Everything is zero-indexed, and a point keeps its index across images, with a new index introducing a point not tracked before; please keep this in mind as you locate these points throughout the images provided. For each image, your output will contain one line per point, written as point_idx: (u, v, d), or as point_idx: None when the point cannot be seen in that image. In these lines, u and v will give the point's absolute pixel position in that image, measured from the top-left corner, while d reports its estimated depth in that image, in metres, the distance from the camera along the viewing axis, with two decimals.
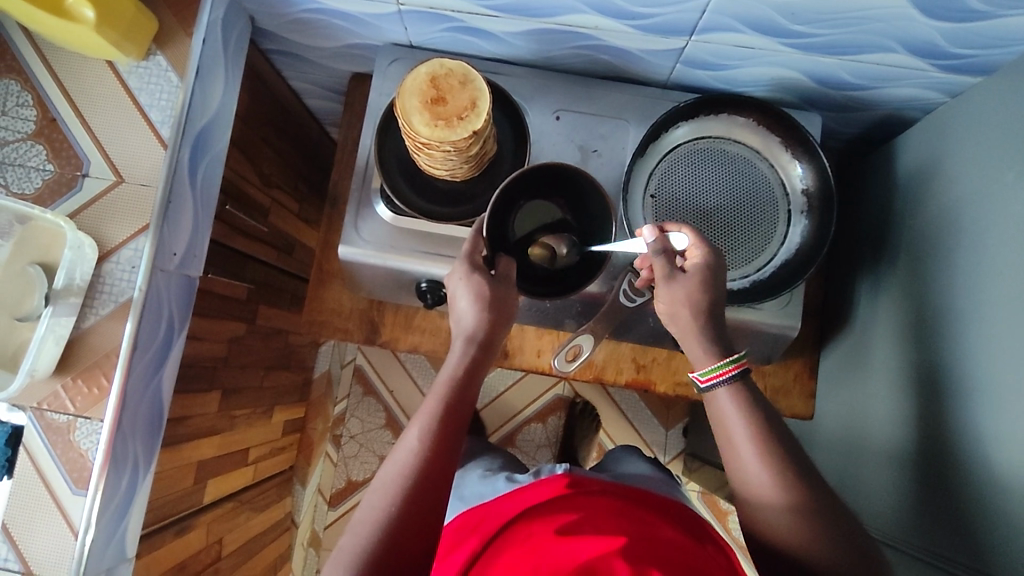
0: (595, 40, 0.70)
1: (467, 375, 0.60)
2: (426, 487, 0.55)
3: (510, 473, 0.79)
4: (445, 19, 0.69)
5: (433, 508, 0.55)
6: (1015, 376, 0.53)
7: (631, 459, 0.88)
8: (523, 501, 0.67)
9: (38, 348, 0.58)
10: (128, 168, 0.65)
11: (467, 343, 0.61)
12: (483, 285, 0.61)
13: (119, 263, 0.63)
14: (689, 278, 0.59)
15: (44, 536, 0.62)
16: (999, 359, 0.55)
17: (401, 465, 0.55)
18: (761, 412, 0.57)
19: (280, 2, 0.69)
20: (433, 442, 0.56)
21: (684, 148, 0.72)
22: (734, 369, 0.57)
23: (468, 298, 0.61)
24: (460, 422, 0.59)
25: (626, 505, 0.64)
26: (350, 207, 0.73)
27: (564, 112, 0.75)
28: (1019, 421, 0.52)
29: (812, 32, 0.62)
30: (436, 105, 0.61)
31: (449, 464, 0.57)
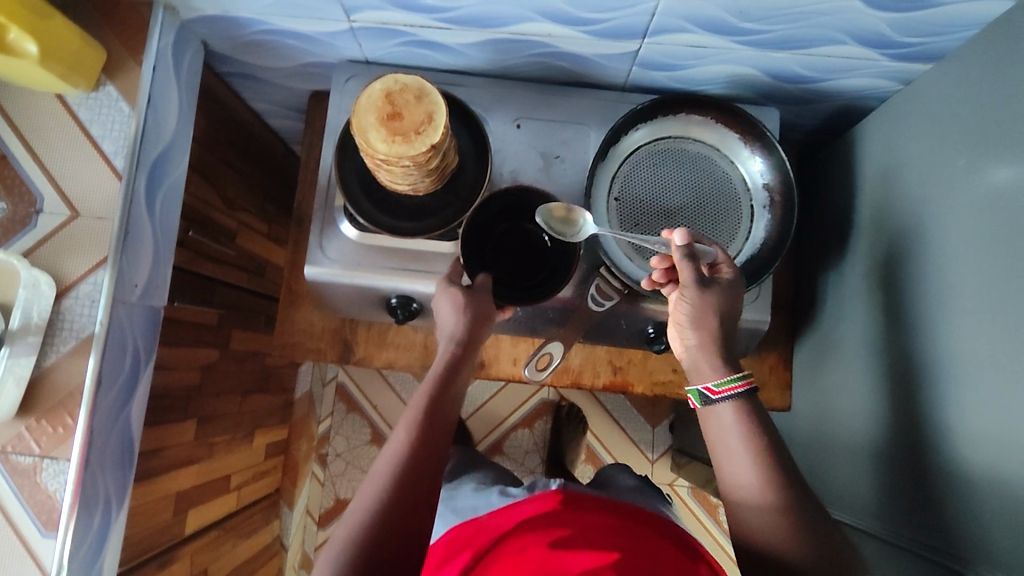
0: (549, 47, 0.70)
1: (450, 370, 0.61)
2: (412, 481, 0.55)
3: (502, 486, 0.79)
4: (398, 34, 0.69)
5: (425, 497, 0.55)
6: (975, 357, 0.54)
7: (621, 476, 0.90)
8: (515, 515, 0.68)
9: None
10: (83, 202, 0.64)
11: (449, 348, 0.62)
12: (458, 295, 0.64)
13: (78, 298, 0.62)
14: (719, 289, 0.60)
15: None
16: (960, 343, 0.55)
17: (387, 464, 0.55)
18: (743, 415, 0.56)
19: (231, 25, 0.69)
20: (419, 436, 0.57)
21: (644, 150, 0.72)
22: (744, 387, 0.57)
23: (447, 309, 0.64)
24: (446, 423, 0.59)
25: (615, 520, 0.64)
26: (314, 227, 0.72)
27: (524, 120, 0.75)
28: (980, 400, 0.53)
29: (761, 29, 0.62)
30: (392, 120, 0.61)
31: (436, 457, 0.57)
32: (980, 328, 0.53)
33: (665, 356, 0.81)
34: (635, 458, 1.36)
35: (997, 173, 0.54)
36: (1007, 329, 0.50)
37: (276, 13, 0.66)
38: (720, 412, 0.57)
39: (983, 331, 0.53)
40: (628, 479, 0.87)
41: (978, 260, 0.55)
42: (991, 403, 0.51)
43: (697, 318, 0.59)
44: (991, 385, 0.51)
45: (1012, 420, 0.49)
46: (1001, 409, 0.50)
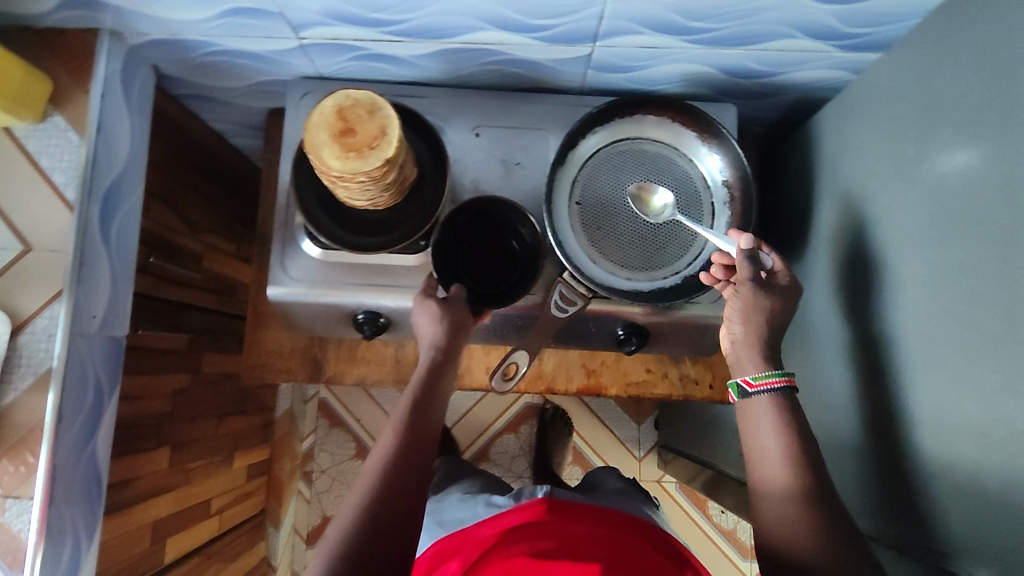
0: (502, 55, 0.70)
1: (429, 380, 0.65)
2: (394, 491, 0.58)
3: (489, 495, 0.77)
4: (350, 49, 0.69)
5: (410, 495, 0.59)
6: (930, 343, 0.54)
7: (606, 479, 0.90)
8: (500, 525, 0.68)
9: None
10: (34, 236, 0.62)
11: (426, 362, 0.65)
12: (436, 307, 0.65)
13: (34, 333, 0.61)
14: (774, 291, 0.62)
15: None
16: (916, 331, 0.56)
17: (371, 475, 0.59)
18: (780, 411, 0.59)
19: (180, 47, 0.68)
20: (402, 441, 0.61)
21: (603, 152, 0.72)
22: (783, 382, 0.60)
23: (426, 323, 0.66)
24: (426, 436, 0.63)
25: (596, 530, 0.65)
26: (275, 246, 0.71)
27: (483, 128, 0.74)
28: (938, 386, 0.53)
29: (711, 27, 0.63)
30: (345, 137, 0.61)
31: (420, 460, 0.61)
32: (934, 315, 0.54)
33: (637, 356, 0.81)
34: (621, 457, 1.36)
35: (943, 160, 0.54)
36: (960, 315, 0.51)
37: (224, 34, 0.65)
38: (755, 403, 0.60)
39: (936, 317, 0.53)
40: (615, 481, 0.87)
41: (929, 248, 0.55)
42: (949, 389, 0.52)
43: (751, 313, 0.62)
44: (949, 372, 0.52)
45: (970, 405, 0.49)
46: (959, 395, 0.50)
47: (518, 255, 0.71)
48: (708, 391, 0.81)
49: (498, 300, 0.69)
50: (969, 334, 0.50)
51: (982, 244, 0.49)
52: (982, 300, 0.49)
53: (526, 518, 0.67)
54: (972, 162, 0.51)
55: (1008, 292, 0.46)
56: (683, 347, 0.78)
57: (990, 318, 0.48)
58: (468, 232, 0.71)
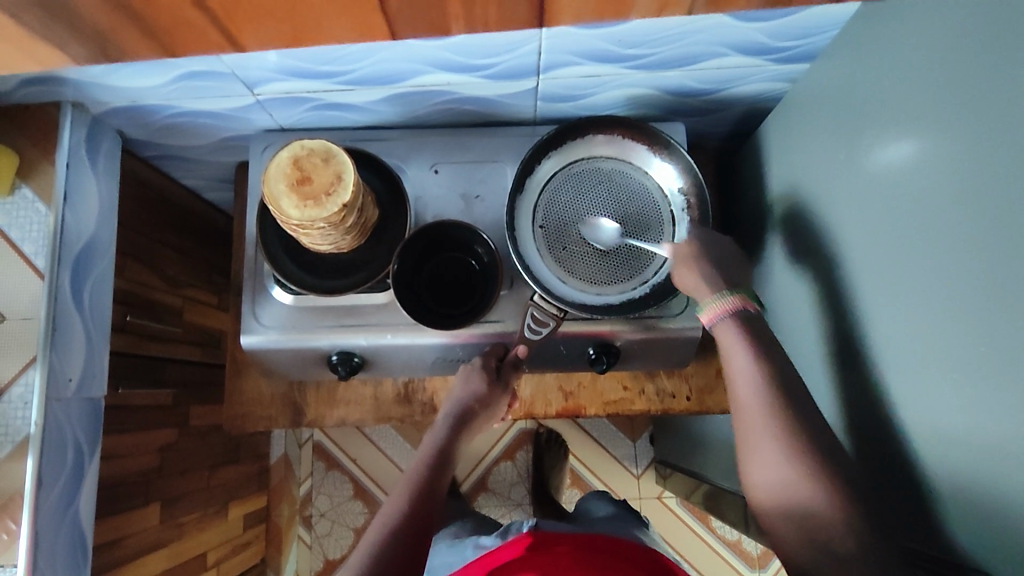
0: (453, 95, 0.72)
1: (453, 435, 0.70)
2: (412, 521, 0.61)
3: (477, 538, 0.79)
4: (306, 100, 0.72)
5: (422, 529, 0.61)
6: (883, 339, 0.56)
7: (597, 504, 0.90)
8: (488, 561, 0.68)
9: None
10: (7, 305, 0.64)
11: (451, 416, 0.70)
12: (478, 372, 0.70)
13: (11, 401, 0.62)
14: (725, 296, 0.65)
15: None
16: (876, 327, 0.57)
17: (395, 505, 0.63)
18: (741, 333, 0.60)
19: (142, 112, 0.71)
20: (424, 481, 0.65)
21: (560, 175, 0.73)
22: (727, 307, 0.61)
23: (467, 379, 0.71)
24: (438, 481, 0.66)
25: (585, 559, 0.64)
26: (246, 296, 0.73)
27: (441, 164, 0.76)
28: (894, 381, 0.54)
29: (646, 53, 0.65)
30: (302, 186, 0.63)
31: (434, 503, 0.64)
32: (890, 311, 0.55)
33: (613, 375, 0.82)
34: (619, 475, 1.36)
35: (879, 159, 0.56)
36: (907, 310, 0.52)
37: (182, 97, 0.68)
38: (721, 333, 0.62)
39: (892, 314, 0.54)
40: (607, 504, 0.87)
41: (878, 246, 0.56)
42: (910, 381, 0.52)
43: (681, 264, 0.66)
44: (909, 365, 0.52)
45: (931, 395, 0.50)
46: (922, 386, 0.51)
47: (478, 274, 0.73)
48: (685, 403, 0.82)
49: (461, 318, 0.71)
50: (924, 327, 0.50)
51: (925, 238, 0.50)
52: (930, 293, 0.50)
53: (513, 553, 0.67)
54: (900, 162, 0.53)
55: (954, 283, 0.47)
56: (656, 361, 0.79)
57: (941, 309, 0.48)
58: (428, 253, 0.73)
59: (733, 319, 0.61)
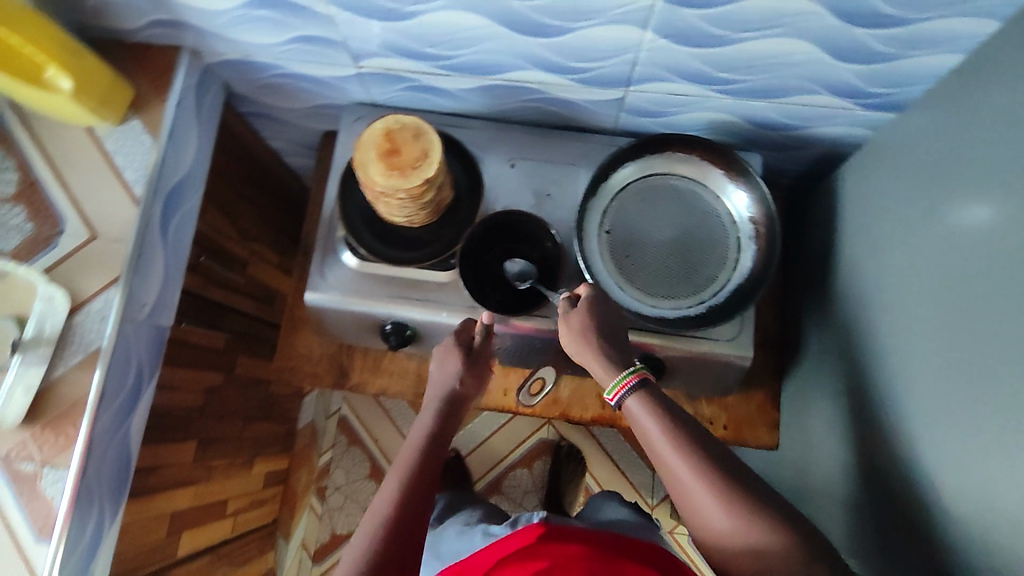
0: (542, 94, 0.75)
1: (445, 415, 0.67)
2: (411, 508, 0.59)
3: (486, 526, 0.80)
4: (403, 79, 0.75)
5: (419, 516, 0.59)
6: (929, 390, 0.55)
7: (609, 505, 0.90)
8: (498, 550, 0.69)
9: (5, 396, 0.61)
10: (101, 224, 0.68)
11: (438, 400, 0.67)
12: (452, 359, 0.68)
13: (89, 314, 0.65)
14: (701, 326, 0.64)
15: None
16: (914, 378, 0.56)
17: (387, 501, 0.60)
18: (648, 406, 0.57)
19: (250, 68, 0.76)
20: (420, 462, 0.63)
21: (634, 186, 0.74)
22: (631, 382, 0.58)
23: (444, 364, 0.68)
24: (434, 463, 0.63)
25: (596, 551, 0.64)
26: (316, 255, 0.76)
27: (518, 160, 0.78)
28: (936, 435, 0.53)
29: (736, 78, 0.67)
30: (391, 156, 0.66)
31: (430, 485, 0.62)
32: (933, 363, 0.54)
33: None
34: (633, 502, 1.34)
35: (945, 211, 0.56)
36: (963, 363, 0.51)
37: (292, 58, 0.73)
38: (631, 410, 0.59)
39: (940, 368, 0.54)
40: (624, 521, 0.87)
41: (934, 299, 0.56)
42: (948, 438, 0.52)
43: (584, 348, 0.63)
44: (955, 420, 0.51)
45: (970, 454, 0.49)
46: (962, 445, 0.50)
47: (540, 269, 0.74)
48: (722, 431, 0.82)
49: (515, 307, 0.72)
50: (972, 383, 0.50)
51: (986, 293, 0.50)
52: (984, 348, 0.49)
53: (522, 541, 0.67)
54: (974, 216, 0.52)
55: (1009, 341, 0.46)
56: (699, 386, 0.79)
57: (993, 366, 0.48)
58: (499, 243, 0.75)
59: (637, 396, 0.58)
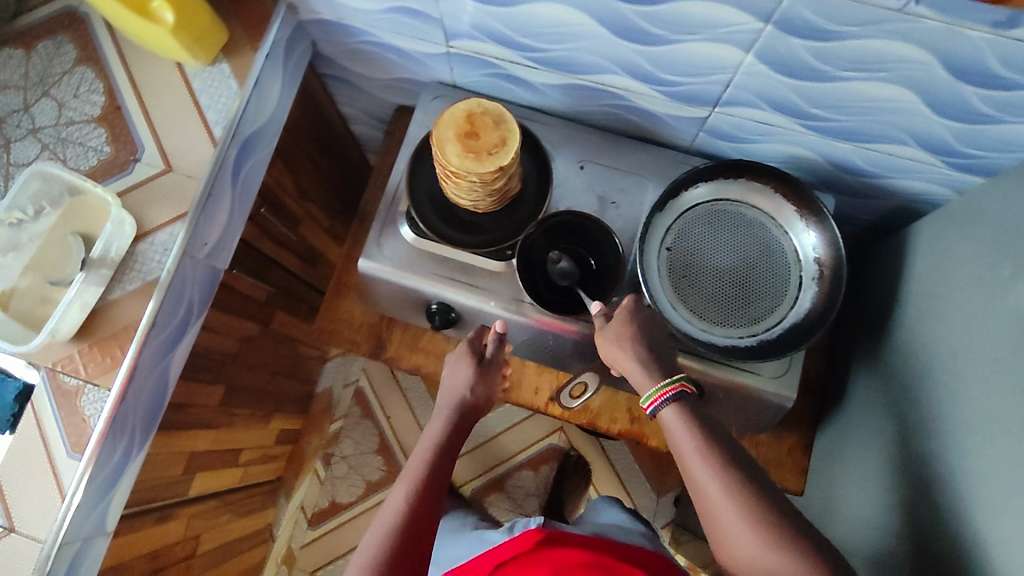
0: (625, 101, 0.74)
1: (457, 420, 0.70)
2: (424, 506, 0.63)
3: (481, 533, 0.79)
4: (489, 65, 0.75)
5: (430, 515, 0.63)
6: (982, 463, 0.53)
7: (609, 509, 0.89)
8: (497, 555, 0.68)
9: (63, 311, 0.61)
10: (176, 159, 0.69)
11: (452, 404, 0.71)
12: (465, 364, 0.72)
13: (153, 245, 0.66)
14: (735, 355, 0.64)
15: (33, 497, 0.61)
16: (968, 446, 0.55)
17: (399, 502, 0.63)
18: (685, 420, 0.57)
19: (342, 31, 0.76)
20: (433, 463, 0.67)
21: (701, 208, 0.73)
22: (670, 393, 0.58)
23: (457, 370, 0.72)
24: (446, 466, 0.67)
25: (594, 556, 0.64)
26: (375, 224, 0.76)
27: (587, 163, 0.77)
28: (984, 510, 0.52)
29: (827, 117, 0.66)
30: (469, 138, 0.66)
31: (441, 486, 0.66)
32: (991, 437, 0.53)
33: None
34: None
35: (1019, 282, 0.55)
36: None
37: (385, 28, 0.73)
38: (665, 420, 0.59)
39: (997, 442, 0.52)
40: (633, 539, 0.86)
41: (998, 370, 0.54)
42: (997, 515, 0.50)
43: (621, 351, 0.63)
44: (1006, 498, 0.50)
45: (1017, 533, 0.48)
46: (1010, 523, 0.49)
47: (598, 277, 0.72)
48: None
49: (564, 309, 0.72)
50: None
51: None
52: None
53: (520, 546, 0.67)
54: None
55: None
56: (733, 418, 0.78)
57: None
58: (560, 243, 0.73)
59: (674, 406, 0.58)
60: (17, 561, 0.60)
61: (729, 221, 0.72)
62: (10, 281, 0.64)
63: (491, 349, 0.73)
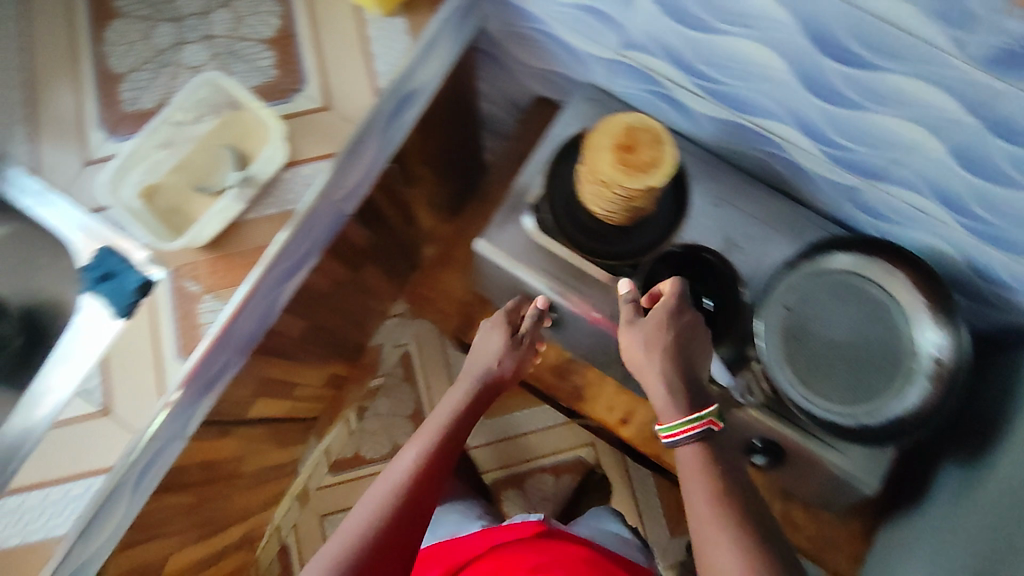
0: (779, 150, 0.73)
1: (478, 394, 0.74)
2: (430, 473, 0.66)
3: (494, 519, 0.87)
4: (652, 82, 0.74)
5: (433, 482, 0.65)
6: None
7: (600, 518, 0.94)
8: (494, 536, 0.79)
9: (208, 222, 0.64)
10: (335, 100, 0.70)
11: (475, 377, 0.75)
12: (497, 336, 0.75)
13: (297, 177, 0.67)
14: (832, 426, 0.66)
15: (131, 387, 0.63)
16: None
17: (405, 467, 0.66)
18: (703, 455, 0.58)
19: (517, 13, 0.76)
20: (446, 434, 0.69)
21: (828, 275, 0.68)
22: (696, 428, 0.58)
23: (492, 338, 0.76)
24: (457, 437, 0.70)
25: (582, 557, 0.73)
26: (501, 209, 0.76)
27: (721, 203, 0.74)
28: None
29: (991, 220, 0.64)
30: (625, 150, 0.64)
31: (450, 456, 0.68)
32: None
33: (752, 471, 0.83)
34: None
35: None
36: None
37: (562, 21, 0.72)
38: (684, 457, 0.59)
39: None
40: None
41: None
42: None
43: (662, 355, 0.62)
44: None
45: None
46: None
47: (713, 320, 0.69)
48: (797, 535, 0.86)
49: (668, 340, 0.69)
50: None
51: None
52: None
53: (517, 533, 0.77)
54: None
55: None
56: (786, 478, 0.79)
57: None
58: (685, 275, 0.70)
59: (697, 442, 0.58)
60: (104, 443, 0.62)
61: (853, 295, 0.68)
62: (159, 176, 0.67)
63: (528, 325, 0.75)
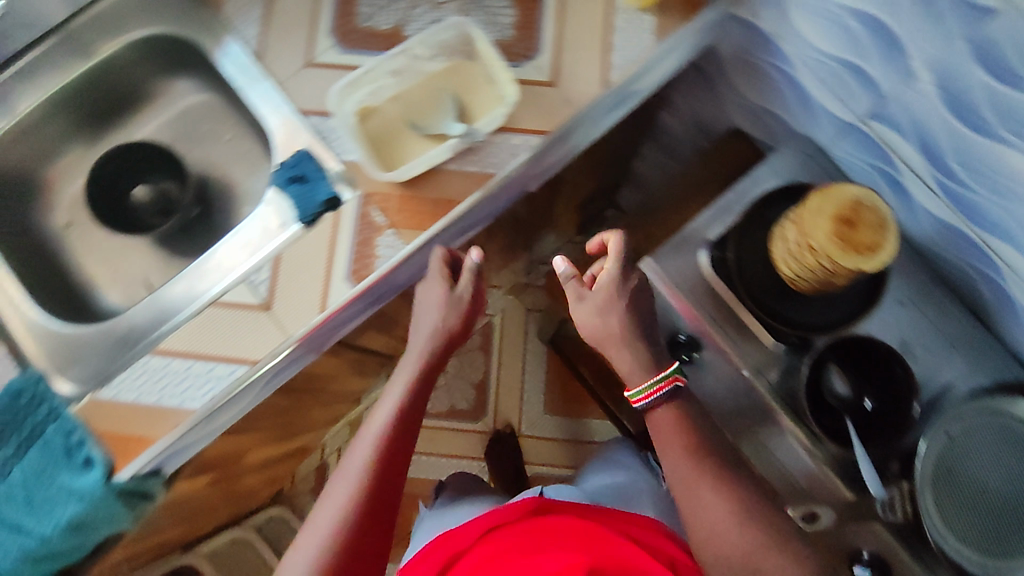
0: (997, 275, 0.65)
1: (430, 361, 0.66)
2: (387, 466, 0.61)
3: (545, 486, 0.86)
4: (885, 160, 0.69)
5: (397, 477, 0.61)
6: None
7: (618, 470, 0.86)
8: (496, 518, 0.70)
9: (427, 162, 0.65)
10: (564, 78, 0.68)
11: (422, 344, 0.66)
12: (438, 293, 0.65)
13: (505, 143, 0.67)
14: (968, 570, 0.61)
15: (298, 293, 0.64)
16: None
17: (358, 469, 0.60)
18: (681, 419, 0.62)
19: (764, 46, 0.72)
20: (399, 416, 0.63)
21: (1001, 414, 0.63)
22: (664, 388, 0.61)
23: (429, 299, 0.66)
24: (414, 416, 0.65)
25: (593, 524, 0.67)
26: (676, 233, 0.74)
27: (906, 302, 0.70)
28: None
29: None
30: (849, 225, 0.58)
31: (409, 436, 0.64)
32: None
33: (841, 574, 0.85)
34: None
35: None
36: None
37: (812, 69, 0.68)
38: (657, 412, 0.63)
39: None
40: None
41: None
42: None
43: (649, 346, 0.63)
44: None
45: None
46: None
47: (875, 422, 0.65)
48: None
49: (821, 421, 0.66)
50: None
51: None
52: None
53: (515, 516, 0.69)
54: None
55: None
56: None
57: None
58: (864, 368, 0.66)
59: (667, 397, 0.62)
60: (256, 336, 0.63)
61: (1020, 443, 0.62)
62: (380, 100, 0.68)
63: (466, 283, 0.66)
